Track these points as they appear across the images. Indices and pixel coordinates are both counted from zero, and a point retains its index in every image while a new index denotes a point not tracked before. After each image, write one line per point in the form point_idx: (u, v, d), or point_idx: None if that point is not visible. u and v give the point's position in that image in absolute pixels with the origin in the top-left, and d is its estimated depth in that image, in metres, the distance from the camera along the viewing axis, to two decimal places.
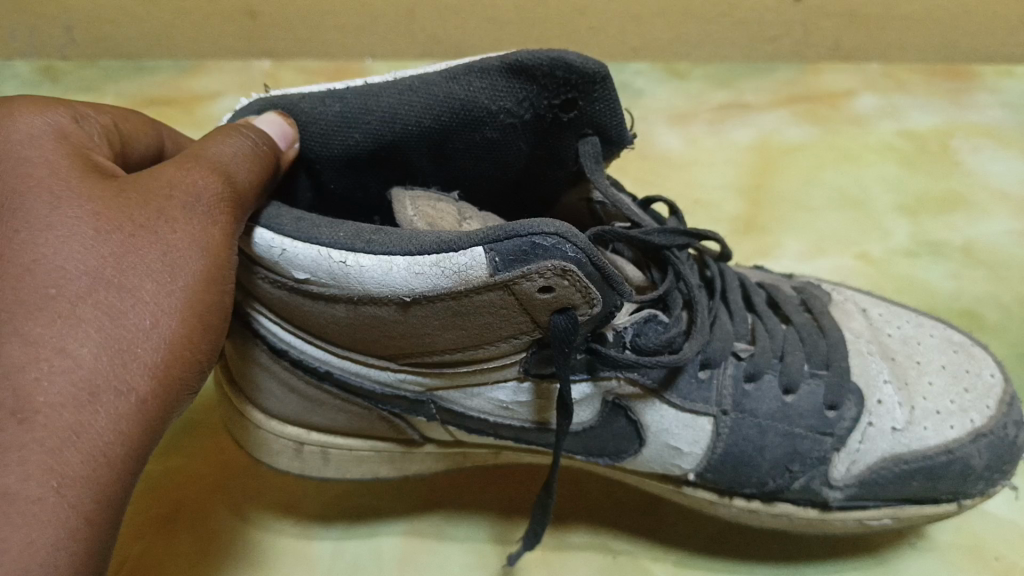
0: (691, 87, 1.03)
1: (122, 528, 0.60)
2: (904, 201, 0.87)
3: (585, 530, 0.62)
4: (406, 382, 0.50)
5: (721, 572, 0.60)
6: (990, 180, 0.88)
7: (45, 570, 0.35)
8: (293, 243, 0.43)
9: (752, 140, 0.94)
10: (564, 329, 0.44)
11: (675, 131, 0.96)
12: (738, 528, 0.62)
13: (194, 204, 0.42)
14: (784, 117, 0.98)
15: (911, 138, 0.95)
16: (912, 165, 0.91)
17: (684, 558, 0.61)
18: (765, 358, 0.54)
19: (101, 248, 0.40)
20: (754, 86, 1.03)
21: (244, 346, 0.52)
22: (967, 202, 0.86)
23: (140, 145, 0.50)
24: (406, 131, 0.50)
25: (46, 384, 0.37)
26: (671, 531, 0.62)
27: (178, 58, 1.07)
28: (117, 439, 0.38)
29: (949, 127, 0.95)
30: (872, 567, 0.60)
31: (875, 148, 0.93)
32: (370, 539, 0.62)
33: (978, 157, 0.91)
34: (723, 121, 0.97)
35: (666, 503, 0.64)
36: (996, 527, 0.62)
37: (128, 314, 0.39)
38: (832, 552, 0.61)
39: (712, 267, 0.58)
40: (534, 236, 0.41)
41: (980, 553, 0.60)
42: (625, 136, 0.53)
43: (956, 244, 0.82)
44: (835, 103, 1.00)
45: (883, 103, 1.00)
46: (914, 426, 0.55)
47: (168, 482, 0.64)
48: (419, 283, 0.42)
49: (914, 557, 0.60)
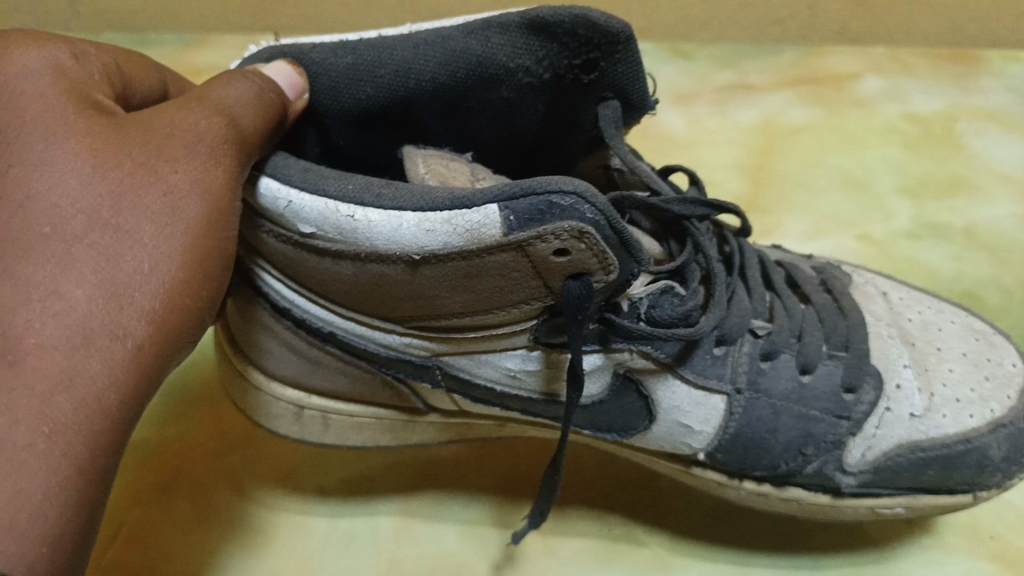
0: (695, 67, 1.01)
1: (120, 495, 0.59)
2: (906, 182, 0.85)
3: (579, 504, 0.61)
4: (411, 347, 0.48)
5: (711, 555, 0.58)
6: (994, 163, 0.86)
7: (34, 520, 0.34)
8: (300, 195, 0.42)
9: (756, 122, 0.92)
10: (578, 295, 0.42)
11: (678, 112, 0.94)
12: (735, 509, 0.61)
13: (196, 144, 0.40)
14: (788, 99, 0.95)
15: (916, 121, 0.92)
16: (916, 148, 0.89)
17: (675, 540, 0.59)
18: (783, 337, 0.52)
19: (97, 186, 0.38)
20: (760, 67, 1.00)
21: (246, 305, 0.50)
22: (971, 184, 0.84)
23: (141, 90, 0.48)
24: (420, 88, 0.48)
25: (38, 327, 0.36)
26: (664, 509, 0.61)
27: (178, 30, 1.05)
28: (112, 387, 0.37)
29: (954, 110, 0.93)
30: (869, 555, 0.58)
31: (878, 131, 0.91)
32: (365, 514, 0.60)
33: (982, 140, 0.89)
34: (727, 103, 0.95)
35: (659, 481, 0.63)
36: (994, 510, 0.60)
37: (125, 257, 0.38)
38: (827, 535, 0.59)
39: (731, 242, 0.56)
40: (550, 194, 0.39)
41: (975, 531, 0.59)
42: (647, 102, 0.51)
43: (958, 227, 0.80)
44: (841, 86, 0.97)
45: (889, 86, 0.97)
46: (932, 414, 0.54)
47: (168, 448, 0.63)
48: (429, 241, 0.40)
49: (909, 541, 0.59)
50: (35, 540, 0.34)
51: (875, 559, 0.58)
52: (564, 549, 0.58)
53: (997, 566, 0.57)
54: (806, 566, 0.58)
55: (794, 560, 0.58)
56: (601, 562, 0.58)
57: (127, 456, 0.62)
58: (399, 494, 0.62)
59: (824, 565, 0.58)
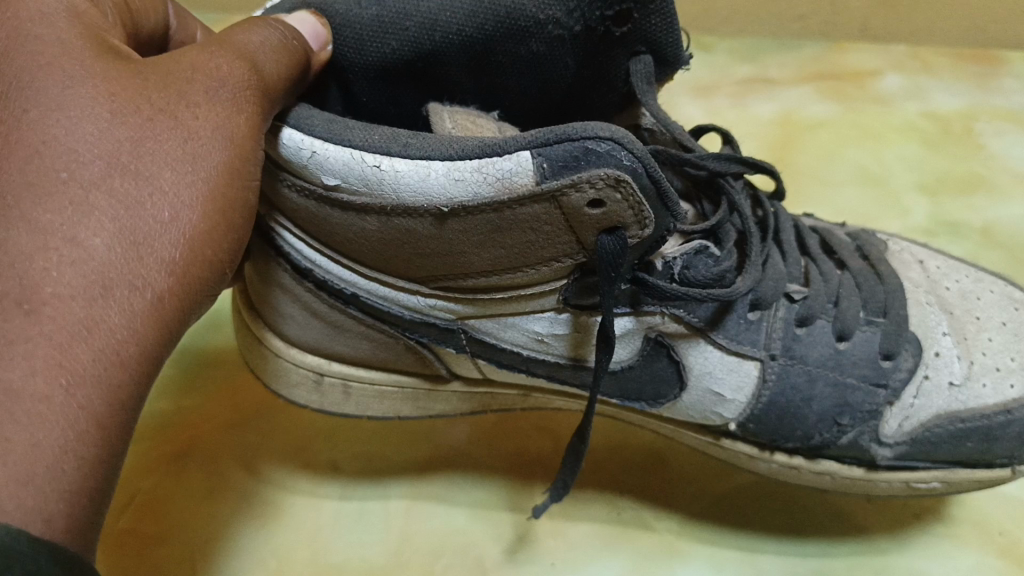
0: (715, 58, 0.97)
1: (135, 463, 0.58)
2: (924, 179, 0.81)
3: (590, 488, 0.59)
4: (436, 309, 0.47)
5: (722, 540, 0.57)
6: (1011, 163, 0.82)
7: (51, 474, 0.32)
8: (325, 145, 0.40)
9: (774, 115, 0.88)
10: (611, 251, 0.41)
11: (697, 104, 0.90)
12: (760, 488, 0.59)
13: (217, 89, 0.39)
14: (807, 94, 0.91)
15: (935, 119, 0.87)
16: (935, 146, 0.84)
17: (685, 521, 0.57)
18: (819, 302, 0.51)
19: (116, 131, 0.37)
20: (779, 60, 0.96)
21: (265, 267, 0.49)
22: (988, 184, 0.80)
23: (148, 22, 0.46)
24: (446, 41, 0.47)
25: (55, 275, 0.35)
26: (683, 490, 0.59)
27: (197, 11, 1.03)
28: (131, 339, 0.36)
29: (974, 110, 0.88)
30: (884, 545, 0.56)
31: (897, 127, 0.87)
32: (380, 491, 0.59)
33: (1002, 141, 0.84)
34: (745, 96, 0.91)
35: (674, 462, 0.61)
36: (1004, 502, 0.58)
37: (145, 205, 0.37)
38: (836, 525, 0.57)
39: (766, 205, 0.54)
40: (586, 140, 0.37)
41: (984, 527, 0.57)
42: (681, 57, 0.50)
43: (975, 225, 0.77)
44: (861, 83, 0.92)
45: (910, 85, 0.92)
46: (972, 383, 0.52)
47: (188, 419, 0.62)
48: (458, 192, 0.39)
49: (922, 532, 0.57)
50: (53, 494, 0.32)
51: (890, 550, 0.56)
52: (573, 531, 0.57)
53: (1004, 561, 0.55)
54: (813, 555, 0.56)
55: (804, 547, 0.56)
56: (611, 544, 0.56)
57: (145, 425, 0.61)
58: (418, 469, 0.60)
59: (839, 549, 0.56)
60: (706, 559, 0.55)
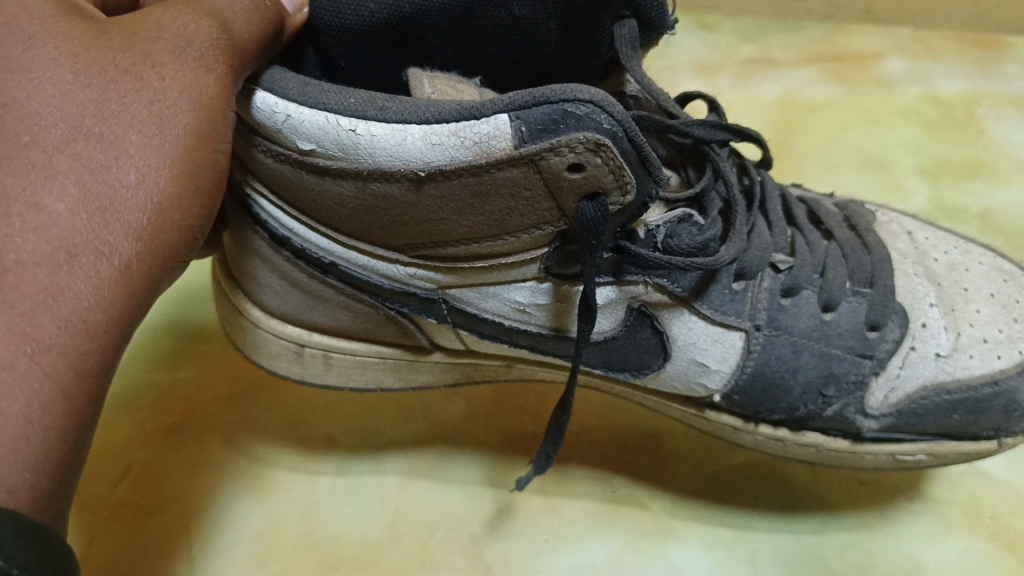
0: (718, 38, 0.95)
1: (133, 435, 0.58)
2: (924, 163, 0.80)
3: (578, 465, 0.59)
4: (416, 278, 0.46)
5: (710, 518, 0.56)
6: (1012, 149, 0.81)
7: (15, 444, 0.32)
8: (299, 108, 0.39)
9: (776, 96, 0.87)
10: (592, 218, 0.40)
11: (698, 83, 0.89)
12: (754, 470, 0.59)
13: (184, 48, 0.38)
14: (810, 75, 0.90)
15: (937, 104, 0.86)
16: (936, 131, 0.83)
17: (676, 501, 0.57)
18: (805, 272, 0.50)
19: (80, 94, 0.36)
20: (782, 41, 0.94)
21: (243, 236, 0.48)
22: (988, 170, 0.79)
23: None
24: (426, 3, 0.46)
25: (19, 242, 0.34)
26: (670, 469, 0.59)
27: None
28: (98, 307, 0.35)
29: (976, 95, 0.87)
30: (868, 522, 0.56)
31: (898, 111, 0.85)
32: (368, 465, 0.58)
33: (1003, 127, 0.83)
34: (748, 75, 0.89)
35: (665, 440, 0.61)
36: (992, 487, 0.57)
37: (111, 168, 0.36)
38: (823, 503, 0.57)
39: (752, 174, 0.53)
40: (565, 103, 0.37)
41: (974, 510, 0.56)
42: (665, 21, 0.49)
43: (973, 210, 0.76)
44: (863, 65, 0.91)
45: (912, 67, 0.90)
46: (959, 354, 0.51)
47: (184, 388, 0.61)
48: (435, 156, 0.38)
49: (913, 515, 0.56)
50: (17, 465, 0.32)
51: (874, 528, 0.56)
52: (560, 507, 0.56)
53: (996, 546, 0.54)
54: (806, 532, 0.55)
55: (794, 525, 0.56)
56: (598, 519, 0.56)
57: (141, 394, 0.61)
58: (407, 440, 0.60)
59: (826, 529, 0.56)
60: (694, 536, 0.55)
